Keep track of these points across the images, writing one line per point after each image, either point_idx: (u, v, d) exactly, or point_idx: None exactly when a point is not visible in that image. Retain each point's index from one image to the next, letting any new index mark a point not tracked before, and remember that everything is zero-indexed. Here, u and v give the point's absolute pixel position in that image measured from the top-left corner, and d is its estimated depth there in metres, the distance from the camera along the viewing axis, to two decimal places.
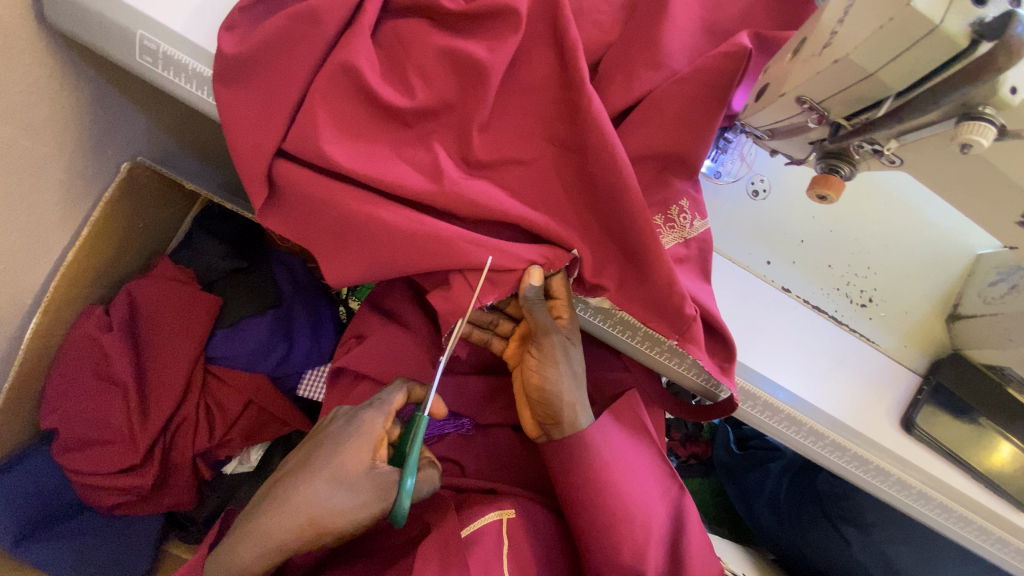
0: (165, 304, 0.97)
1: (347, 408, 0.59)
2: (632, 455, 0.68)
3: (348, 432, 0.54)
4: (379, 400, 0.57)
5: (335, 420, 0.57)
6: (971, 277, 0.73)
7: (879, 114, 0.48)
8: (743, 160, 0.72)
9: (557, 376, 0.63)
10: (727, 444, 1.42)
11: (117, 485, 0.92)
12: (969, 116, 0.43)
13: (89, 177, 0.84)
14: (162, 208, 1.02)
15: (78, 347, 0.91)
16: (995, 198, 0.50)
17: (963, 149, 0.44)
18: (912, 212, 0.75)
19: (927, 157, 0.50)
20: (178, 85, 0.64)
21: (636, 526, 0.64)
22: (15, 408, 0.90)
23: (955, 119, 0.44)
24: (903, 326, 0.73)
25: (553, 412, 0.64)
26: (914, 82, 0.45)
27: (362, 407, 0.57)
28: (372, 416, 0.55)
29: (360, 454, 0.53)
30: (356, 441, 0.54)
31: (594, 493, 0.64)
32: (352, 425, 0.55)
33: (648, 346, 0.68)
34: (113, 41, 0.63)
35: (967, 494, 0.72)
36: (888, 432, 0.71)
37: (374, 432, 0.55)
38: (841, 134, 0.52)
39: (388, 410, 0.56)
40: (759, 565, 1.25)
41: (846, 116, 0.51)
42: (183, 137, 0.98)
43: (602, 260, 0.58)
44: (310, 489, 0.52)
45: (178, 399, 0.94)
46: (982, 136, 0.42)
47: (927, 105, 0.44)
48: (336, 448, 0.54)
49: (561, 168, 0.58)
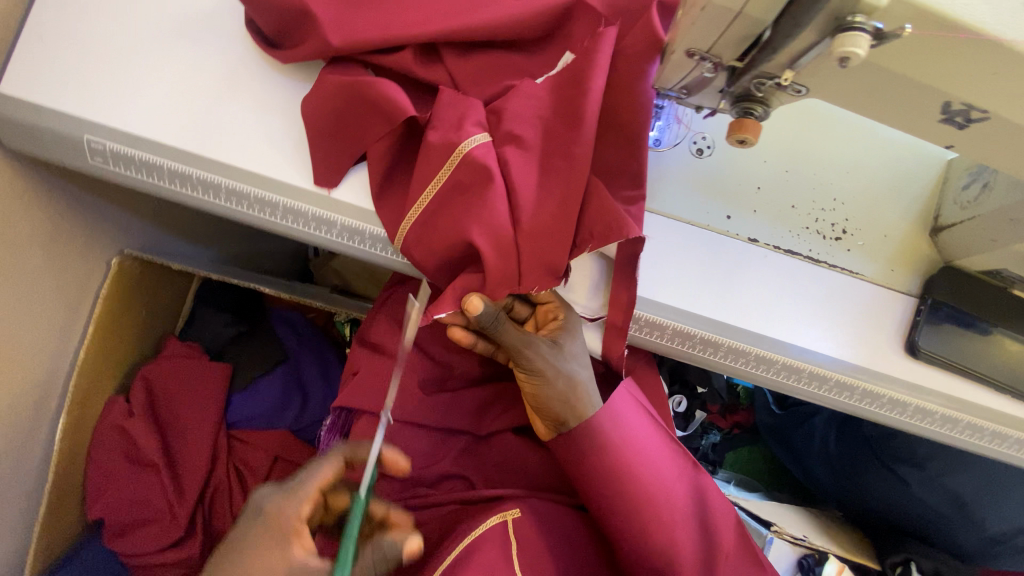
0: (181, 378, 1.02)
1: (263, 493, 0.55)
2: (646, 440, 0.66)
3: (260, 529, 0.52)
4: (296, 484, 0.55)
5: (247, 516, 0.54)
6: (946, 184, 0.72)
7: (760, 47, 0.48)
8: (680, 122, 0.74)
9: (574, 347, 0.65)
10: (767, 405, 1.33)
11: (167, 560, 0.92)
12: (842, 27, 0.42)
13: (82, 277, 0.89)
14: (162, 291, 1.06)
15: (108, 438, 0.95)
16: (909, 107, 0.50)
17: (842, 63, 0.43)
18: (869, 134, 0.75)
19: (826, 80, 0.49)
20: (134, 177, 0.68)
21: (660, 507, 0.63)
22: (63, 509, 0.93)
23: (831, 32, 0.43)
24: (885, 251, 0.71)
25: (576, 386, 0.63)
26: (780, 8, 0.46)
27: (280, 494, 0.54)
28: (283, 506, 0.53)
29: (275, 554, 0.50)
30: (269, 538, 0.51)
31: (615, 482, 0.63)
32: (258, 519, 0.52)
33: (594, 330, 0.70)
34: (65, 149, 0.68)
35: (994, 409, 0.67)
36: (893, 362, 0.68)
37: (289, 523, 0.52)
38: (737, 75, 0.52)
39: (302, 494, 0.54)
40: (823, 524, 1.17)
41: (738, 58, 0.51)
42: (168, 223, 1.04)
43: (526, 258, 0.61)
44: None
45: (208, 468, 0.97)
46: (857, 45, 0.41)
47: (794, 28, 0.44)
48: (248, 535, 0.52)
49: (493, 184, 0.60)
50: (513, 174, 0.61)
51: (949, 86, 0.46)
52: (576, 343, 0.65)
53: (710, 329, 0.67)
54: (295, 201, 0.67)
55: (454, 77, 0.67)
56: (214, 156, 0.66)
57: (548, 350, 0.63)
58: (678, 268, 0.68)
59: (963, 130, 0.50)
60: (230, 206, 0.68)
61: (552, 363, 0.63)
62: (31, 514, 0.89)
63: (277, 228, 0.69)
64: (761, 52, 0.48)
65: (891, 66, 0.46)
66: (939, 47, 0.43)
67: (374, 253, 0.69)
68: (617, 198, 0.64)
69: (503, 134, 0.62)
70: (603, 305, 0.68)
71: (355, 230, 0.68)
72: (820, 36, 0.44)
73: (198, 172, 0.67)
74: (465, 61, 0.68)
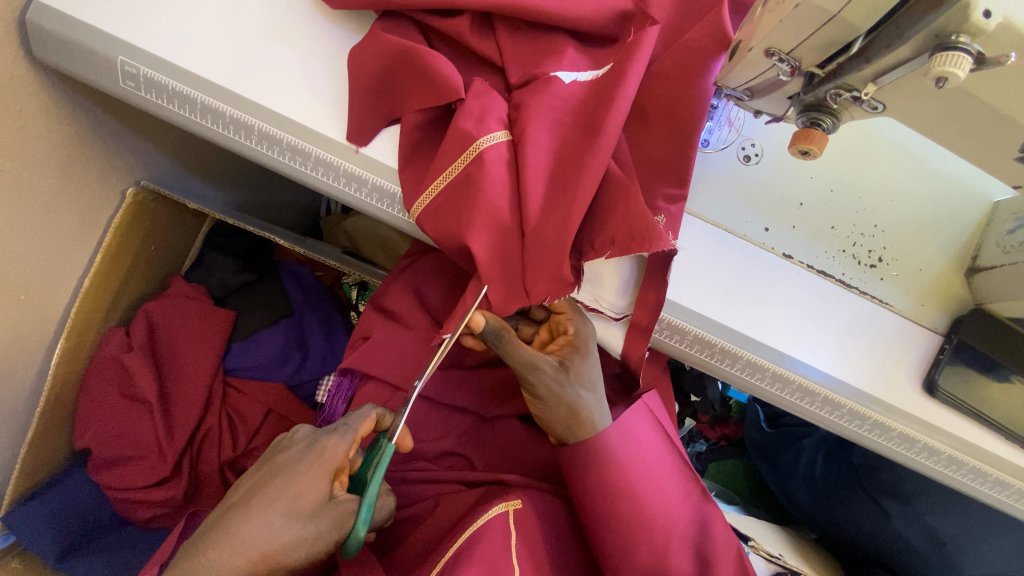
0: (183, 319, 1.00)
1: (309, 429, 0.60)
2: (654, 460, 0.66)
3: (308, 458, 0.55)
4: (345, 425, 0.59)
5: (294, 444, 0.58)
6: (989, 225, 0.71)
7: (850, 55, 0.50)
8: (731, 125, 0.74)
9: (583, 369, 0.64)
10: (758, 423, 1.33)
11: (150, 498, 0.92)
12: (943, 47, 0.43)
13: (95, 204, 0.87)
14: (174, 230, 1.03)
15: (103, 370, 0.93)
16: (988, 138, 0.50)
17: (940, 82, 0.44)
18: (920, 163, 0.74)
19: (905, 98, 0.51)
20: (166, 107, 0.66)
21: (657, 529, 0.63)
22: (48, 435, 0.91)
23: (931, 52, 0.44)
24: (918, 284, 0.70)
25: (580, 410, 0.63)
26: (879, 19, 0.47)
27: (323, 431, 0.59)
28: (337, 441, 0.57)
29: (318, 483, 0.54)
30: (316, 467, 0.55)
31: (616, 498, 0.63)
32: (315, 447, 0.56)
33: (618, 327, 0.68)
34: (97, 69, 0.65)
35: (1001, 456, 0.67)
36: (911, 397, 0.67)
37: (333, 457, 0.56)
38: (815, 82, 0.54)
39: (352, 437, 0.58)
40: (797, 544, 1.15)
41: (819, 64, 0.53)
42: (189, 161, 1.02)
43: (541, 246, 0.57)
44: (263, 521, 0.52)
45: (201, 412, 0.96)
46: (957, 66, 0.42)
47: (894, 41, 0.46)
48: (293, 463, 0.56)
49: (534, 165, 0.57)
50: (558, 155, 0.58)
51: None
52: (585, 364, 0.64)
53: (731, 340, 0.65)
54: (327, 154, 0.64)
55: (506, 47, 0.64)
56: (253, 97, 0.64)
57: (553, 374, 0.63)
58: (707, 274, 0.67)
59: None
60: (262, 151, 0.66)
61: (558, 387, 0.63)
62: (16, 435, 0.87)
63: (306, 179, 0.67)
64: (850, 61, 0.50)
65: (981, 93, 0.47)
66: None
67: (398, 217, 0.66)
68: (658, 196, 0.61)
69: (552, 114, 0.60)
70: (630, 306, 0.65)
71: (384, 191, 0.65)
72: (916, 52, 0.46)
73: (231, 110, 0.65)
74: (520, 31, 0.65)
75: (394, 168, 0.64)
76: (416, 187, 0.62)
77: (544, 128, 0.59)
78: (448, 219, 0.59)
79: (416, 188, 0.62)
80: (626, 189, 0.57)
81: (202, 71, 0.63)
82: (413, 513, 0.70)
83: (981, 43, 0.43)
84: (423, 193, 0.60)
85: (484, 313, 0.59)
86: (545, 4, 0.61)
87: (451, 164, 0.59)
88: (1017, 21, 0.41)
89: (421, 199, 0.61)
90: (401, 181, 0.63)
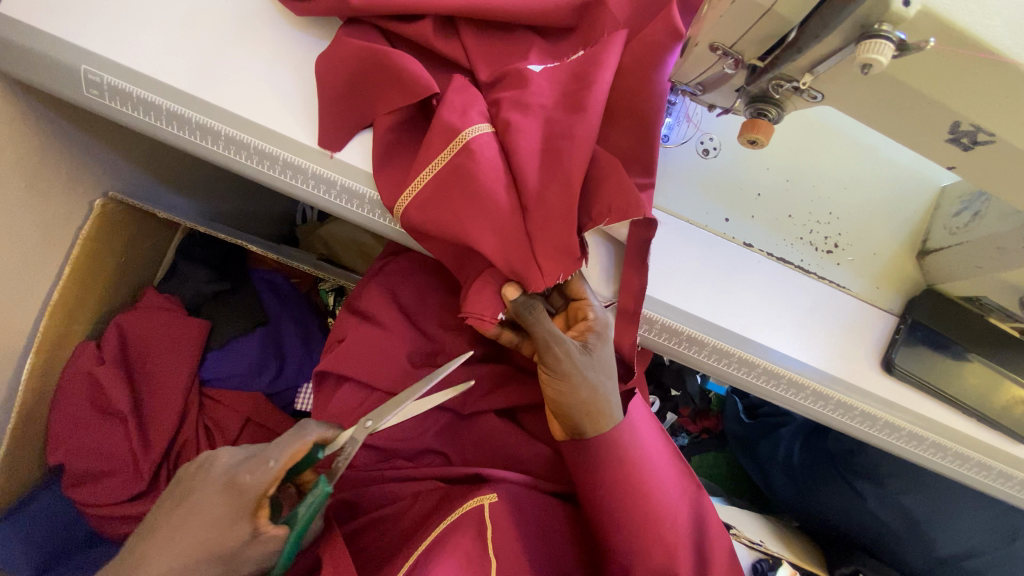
0: (157, 330, 0.99)
1: (226, 461, 0.57)
2: (656, 454, 0.68)
3: (223, 499, 0.54)
4: (265, 458, 0.56)
5: (210, 480, 0.56)
6: (938, 209, 0.74)
7: (785, 47, 0.53)
8: (689, 121, 0.77)
9: (603, 354, 0.63)
10: (736, 414, 1.35)
11: (125, 513, 0.90)
12: (868, 35, 0.46)
13: (62, 216, 0.86)
14: (145, 240, 1.02)
15: (75, 384, 0.92)
16: (920, 123, 0.53)
17: (865, 68, 0.47)
18: (870, 153, 0.77)
19: (843, 86, 0.53)
20: (130, 114, 0.66)
21: (666, 525, 0.64)
22: (19, 454, 0.89)
23: (857, 40, 0.47)
24: (872, 268, 0.73)
25: (600, 397, 0.63)
26: (808, 11, 0.50)
27: (242, 465, 0.56)
28: (253, 479, 0.55)
29: (234, 525, 0.53)
30: (231, 510, 0.53)
31: (628, 496, 0.63)
32: (230, 487, 0.55)
33: None
34: (58, 78, 0.65)
35: (958, 430, 0.69)
36: (870, 376, 0.69)
37: (249, 494, 0.54)
38: (757, 73, 0.57)
39: (271, 471, 0.55)
40: (777, 530, 1.17)
41: (759, 57, 0.56)
42: (158, 170, 1.01)
43: (507, 237, 0.58)
44: (180, 561, 0.52)
45: (177, 423, 0.95)
46: (880, 53, 0.45)
47: (821, 30, 0.49)
48: (207, 502, 0.54)
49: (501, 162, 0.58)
50: (526, 151, 0.59)
51: (963, 106, 0.49)
52: (604, 351, 0.64)
53: (699, 328, 0.67)
54: (295, 157, 0.65)
55: (472, 49, 0.66)
56: (219, 102, 0.64)
57: (578, 355, 0.61)
58: (672, 264, 0.69)
59: (968, 151, 0.53)
60: (230, 156, 0.66)
61: (579, 372, 0.61)
62: None
63: (275, 183, 0.67)
64: (785, 51, 0.53)
65: (911, 81, 0.49)
66: (961, 64, 0.46)
67: (370, 217, 0.67)
68: None
69: (517, 111, 0.61)
70: (616, 292, 0.67)
71: (354, 192, 0.66)
72: (844, 42, 0.48)
73: (198, 116, 0.65)
74: (484, 33, 0.66)
75: (366, 170, 0.65)
76: (384, 186, 0.63)
77: (511, 125, 0.60)
78: (416, 216, 0.60)
79: (385, 187, 0.63)
80: (616, 167, 0.59)
81: (168, 77, 0.64)
82: (388, 512, 0.70)
83: (905, 30, 0.46)
84: (411, 184, 0.60)
85: (514, 285, 0.60)
86: (505, 6, 0.63)
87: (435, 159, 0.60)
88: (935, 7, 0.44)
89: (405, 194, 0.60)
90: (372, 182, 0.64)
